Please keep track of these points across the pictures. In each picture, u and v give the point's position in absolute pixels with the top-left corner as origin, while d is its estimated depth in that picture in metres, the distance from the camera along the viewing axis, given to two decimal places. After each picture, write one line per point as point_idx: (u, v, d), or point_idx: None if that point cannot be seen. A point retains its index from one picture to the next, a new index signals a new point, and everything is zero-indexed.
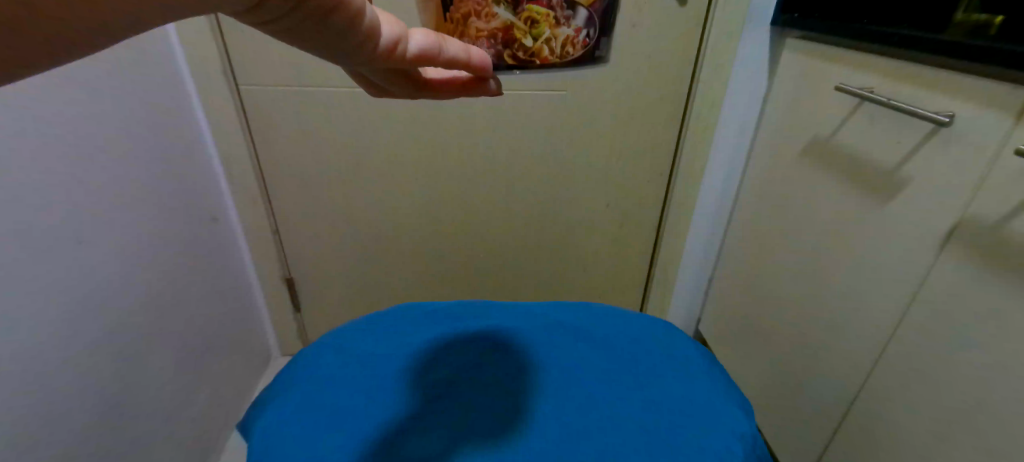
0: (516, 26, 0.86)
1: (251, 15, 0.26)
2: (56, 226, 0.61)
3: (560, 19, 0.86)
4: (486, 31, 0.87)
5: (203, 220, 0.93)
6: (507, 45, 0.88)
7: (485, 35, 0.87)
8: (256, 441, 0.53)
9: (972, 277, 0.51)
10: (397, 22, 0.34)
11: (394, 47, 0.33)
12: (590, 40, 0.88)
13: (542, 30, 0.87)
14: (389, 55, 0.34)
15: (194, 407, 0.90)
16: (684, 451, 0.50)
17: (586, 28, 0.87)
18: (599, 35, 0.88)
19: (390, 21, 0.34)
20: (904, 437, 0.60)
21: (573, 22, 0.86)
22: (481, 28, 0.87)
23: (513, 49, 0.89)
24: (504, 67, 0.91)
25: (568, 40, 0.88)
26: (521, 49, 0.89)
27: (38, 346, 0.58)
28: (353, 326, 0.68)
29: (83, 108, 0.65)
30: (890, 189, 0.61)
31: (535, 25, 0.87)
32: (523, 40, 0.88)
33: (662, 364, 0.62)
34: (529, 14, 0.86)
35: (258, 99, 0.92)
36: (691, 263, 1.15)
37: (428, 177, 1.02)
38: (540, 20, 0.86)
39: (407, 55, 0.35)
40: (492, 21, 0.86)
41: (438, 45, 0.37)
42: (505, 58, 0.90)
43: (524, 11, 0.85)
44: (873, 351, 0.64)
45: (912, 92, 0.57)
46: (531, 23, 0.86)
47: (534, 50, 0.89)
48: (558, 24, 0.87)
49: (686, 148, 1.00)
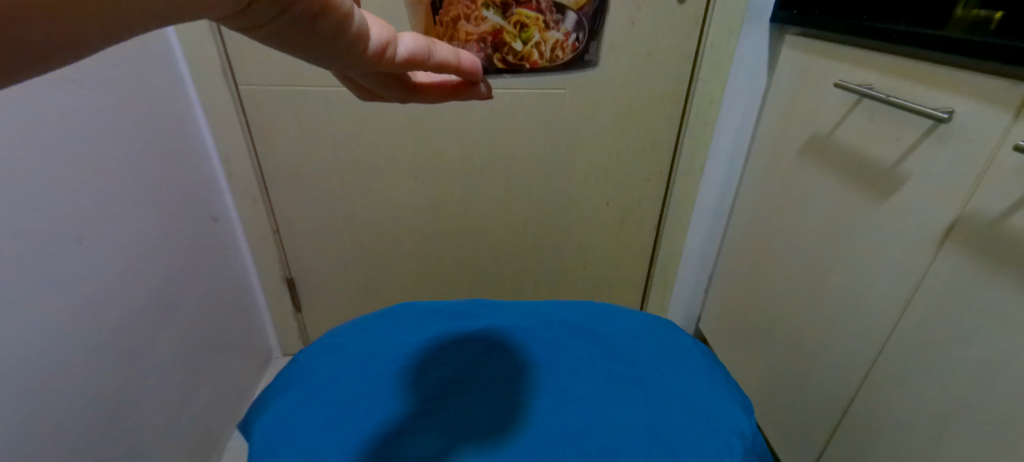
0: (505, 29, 0.87)
1: (239, 20, 0.27)
2: (56, 226, 0.61)
3: (549, 23, 0.86)
4: (475, 34, 0.87)
5: (202, 220, 0.93)
6: (496, 49, 0.89)
7: (474, 39, 0.87)
8: (257, 440, 0.53)
9: (971, 274, 0.51)
10: (386, 26, 0.35)
11: (383, 51, 0.34)
12: (580, 44, 0.89)
13: (531, 33, 0.87)
14: (378, 59, 0.34)
15: (195, 406, 0.90)
16: (684, 449, 0.50)
17: (575, 32, 0.87)
18: (588, 39, 0.88)
19: (379, 25, 0.35)
20: (904, 434, 0.60)
21: (562, 26, 0.87)
22: (471, 31, 0.86)
23: (502, 52, 0.89)
24: (494, 71, 0.91)
25: (557, 44, 0.89)
26: (511, 52, 0.89)
27: (39, 345, 0.58)
28: (353, 325, 0.68)
29: (83, 108, 0.66)
30: (890, 186, 0.60)
31: (525, 29, 0.87)
32: (513, 43, 0.88)
33: (662, 362, 0.62)
34: (518, 18, 0.86)
35: (257, 98, 0.93)
36: (692, 261, 1.15)
37: (427, 176, 1.02)
38: (530, 24, 0.86)
39: (396, 59, 0.36)
40: (482, 24, 0.86)
41: (426, 49, 0.38)
42: (494, 62, 0.90)
43: (513, 14, 0.86)
44: (873, 349, 0.64)
45: (911, 89, 0.57)
46: (520, 27, 0.87)
47: (523, 53, 0.89)
48: (547, 28, 0.87)
49: (686, 146, 1.00)
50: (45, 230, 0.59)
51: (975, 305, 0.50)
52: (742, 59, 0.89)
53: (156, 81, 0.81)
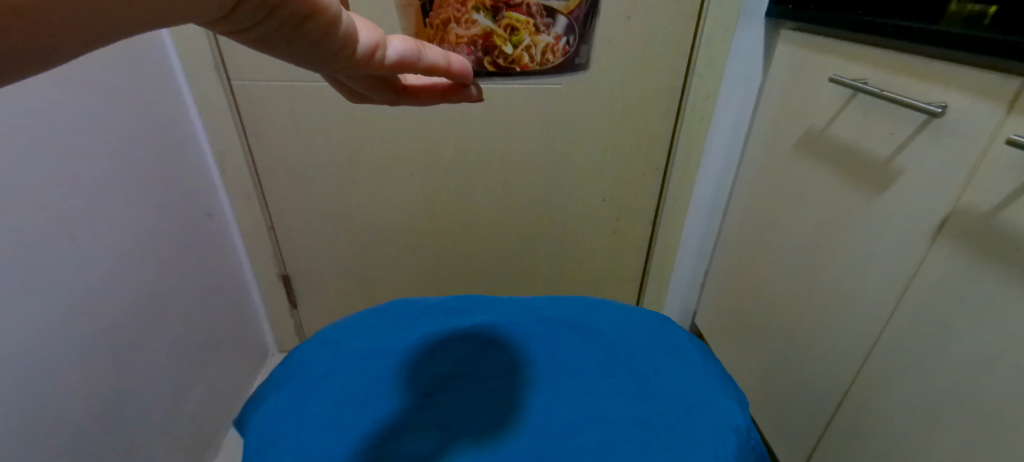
0: (496, 33, 0.86)
1: (224, 24, 0.27)
2: (49, 223, 0.60)
3: (540, 26, 0.86)
4: (466, 37, 0.87)
5: (196, 216, 0.92)
6: (486, 52, 0.89)
7: (465, 42, 0.87)
8: (251, 437, 0.53)
9: (964, 267, 0.51)
10: (375, 29, 0.35)
11: (371, 54, 0.34)
12: (571, 47, 0.88)
13: (522, 37, 0.87)
14: (366, 62, 0.35)
15: (191, 403, 0.90)
16: (679, 444, 0.50)
17: (566, 35, 0.87)
18: (579, 42, 0.88)
19: (369, 28, 0.35)
20: (896, 427, 0.60)
21: (553, 30, 0.86)
22: (461, 34, 0.86)
23: (493, 56, 0.89)
24: (485, 74, 0.91)
25: (548, 48, 0.88)
26: (501, 56, 0.89)
27: (34, 342, 0.58)
28: (348, 321, 0.68)
29: (75, 104, 0.65)
30: (884, 180, 0.61)
31: (515, 33, 0.87)
32: (503, 47, 0.88)
33: (658, 357, 0.62)
34: (508, 22, 0.86)
35: (251, 94, 0.92)
36: (687, 256, 1.16)
37: (423, 172, 1.02)
38: (520, 27, 0.86)
39: (385, 62, 0.36)
40: (472, 27, 0.86)
41: (416, 52, 0.38)
42: (484, 65, 0.90)
43: (503, 18, 0.85)
44: (866, 343, 0.65)
45: (905, 83, 0.57)
46: (510, 31, 0.86)
47: (514, 57, 0.89)
48: (538, 32, 0.87)
49: (682, 141, 1.00)
50: (38, 228, 0.59)
51: (968, 299, 0.51)
52: (737, 54, 0.89)
53: (148, 77, 0.80)
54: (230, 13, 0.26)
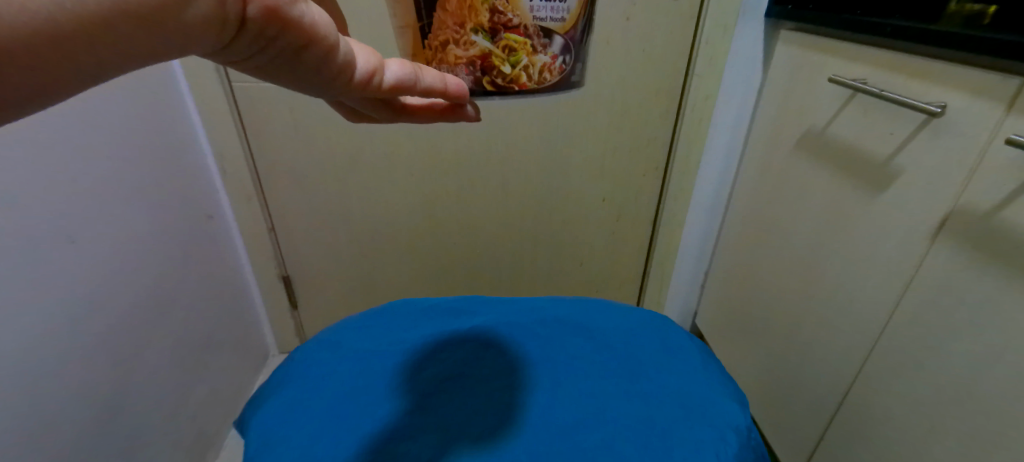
0: (494, 53, 0.86)
1: (221, 54, 0.27)
2: (48, 224, 0.60)
3: (538, 47, 0.86)
4: (464, 58, 0.86)
5: (196, 218, 0.92)
6: (485, 72, 0.89)
7: (463, 62, 0.87)
8: (252, 437, 0.53)
9: (964, 267, 0.51)
10: (373, 53, 0.35)
11: (370, 78, 0.35)
12: (567, 66, 0.90)
13: (519, 57, 0.87)
14: (365, 86, 0.35)
15: (191, 404, 0.90)
16: (678, 444, 0.50)
17: (562, 55, 0.88)
18: (575, 61, 0.90)
19: (367, 53, 0.35)
20: (898, 427, 0.60)
21: (550, 50, 0.87)
22: (460, 55, 0.86)
23: (491, 75, 0.89)
24: (482, 93, 0.91)
25: (545, 67, 0.89)
26: (500, 75, 0.89)
27: (32, 344, 0.58)
28: (348, 322, 0.68)
29: (77, 107, 0.65)
30: (884, 179, 0.61)
31: (513, 53, 0.86)
32: (501, 67, 0.88)
33: (658, 357, 0.62)
34: (506, 42, 0.85)
35: (251, 96, 0.92)
36: (687, 257, 1.16)
37: (423, 173, 1.02)
38: (518, 48, 0.86)
39: (383, 86, 0.36)
40: (471, 48, 0.85)
41: (415, 76, 0.38)
42: (483, 84, 0.90)
43: (502, 39, 0.85)
44: (867, 342, 0.65)
45: (904, 83, 0.57)
46: (508, 51, 0.86)
47: (512, 77, 0.90)
48: (535, 52, 0.87)
49: (682, 142, 1.00)
50: (38, 229, 0.59)
51: (968, 298, 0.51)
52: (737, 54, 0.89)
53: (148, 79, 0.81)
54: (228, 44, 0.27)
